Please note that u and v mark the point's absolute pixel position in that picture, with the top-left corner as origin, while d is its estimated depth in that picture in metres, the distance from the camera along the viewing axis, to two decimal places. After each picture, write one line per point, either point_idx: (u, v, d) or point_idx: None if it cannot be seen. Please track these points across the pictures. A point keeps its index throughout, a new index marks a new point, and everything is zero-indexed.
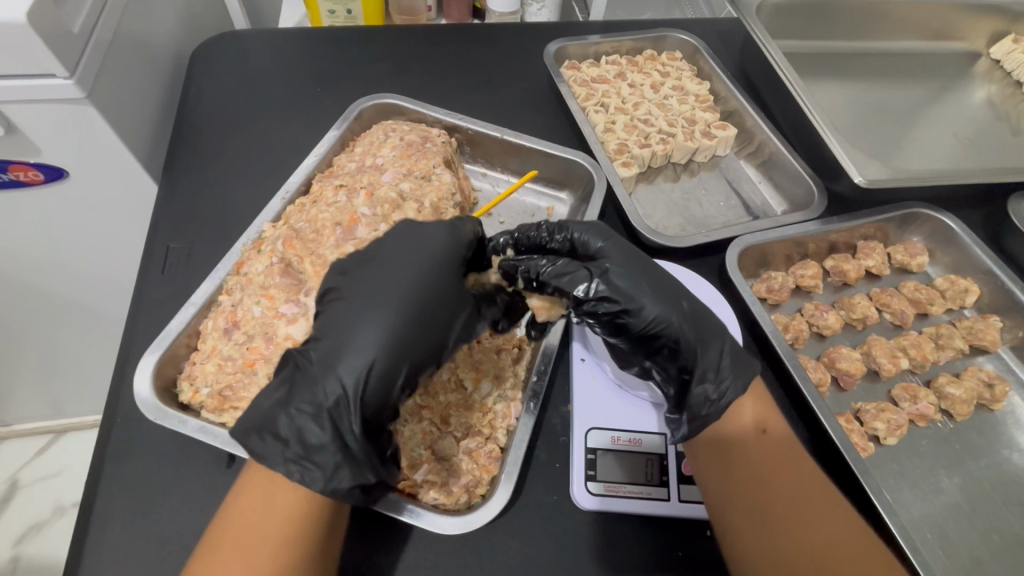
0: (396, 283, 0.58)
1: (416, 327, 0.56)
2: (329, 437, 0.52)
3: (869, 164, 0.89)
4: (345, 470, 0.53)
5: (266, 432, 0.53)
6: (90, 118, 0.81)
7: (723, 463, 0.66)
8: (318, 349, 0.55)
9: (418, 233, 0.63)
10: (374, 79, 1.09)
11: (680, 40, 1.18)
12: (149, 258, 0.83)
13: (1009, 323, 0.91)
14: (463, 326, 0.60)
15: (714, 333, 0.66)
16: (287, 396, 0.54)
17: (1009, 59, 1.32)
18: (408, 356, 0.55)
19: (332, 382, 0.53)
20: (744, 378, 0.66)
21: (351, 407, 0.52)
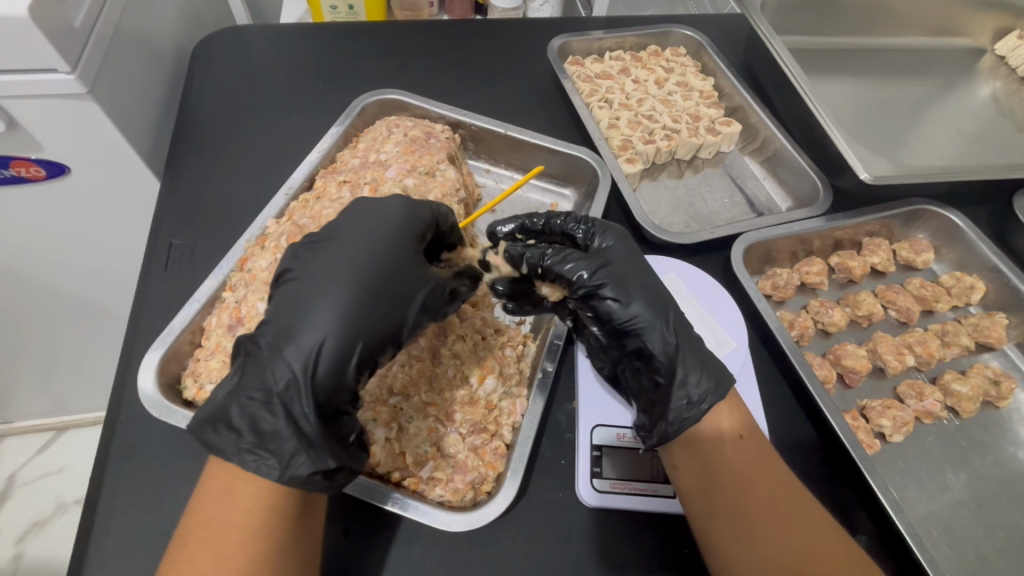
0: (347, 263, 0.57)
1: (369, 304, 0.55)
2: (284, 422, 0.52)
3: (874, 161, 0.89)
4: (304, 455, 0.52)
5: (219, 422, 0.52)
6: (92, 114, 0.80)
7: (702, 472, 0.62)
8: (266, 333, 0.54)
9: (369, 213, 0.62)
10: (377, 75, 1.08)
11: (685, 35, 1.18)
12: (152, 254, 0.83)
13: (1015, 320, 0.90)
14: (419, 305, 0.59)
15: (699, 342, 0.66)
16: (237, 383, 0.53)
17: (1014, 55, 1.31)
18: (362, 335, 0.54)
19: (281, 367, 0.52)
20: (717, 393, 0.63)
21: (302, 391, 0.51)
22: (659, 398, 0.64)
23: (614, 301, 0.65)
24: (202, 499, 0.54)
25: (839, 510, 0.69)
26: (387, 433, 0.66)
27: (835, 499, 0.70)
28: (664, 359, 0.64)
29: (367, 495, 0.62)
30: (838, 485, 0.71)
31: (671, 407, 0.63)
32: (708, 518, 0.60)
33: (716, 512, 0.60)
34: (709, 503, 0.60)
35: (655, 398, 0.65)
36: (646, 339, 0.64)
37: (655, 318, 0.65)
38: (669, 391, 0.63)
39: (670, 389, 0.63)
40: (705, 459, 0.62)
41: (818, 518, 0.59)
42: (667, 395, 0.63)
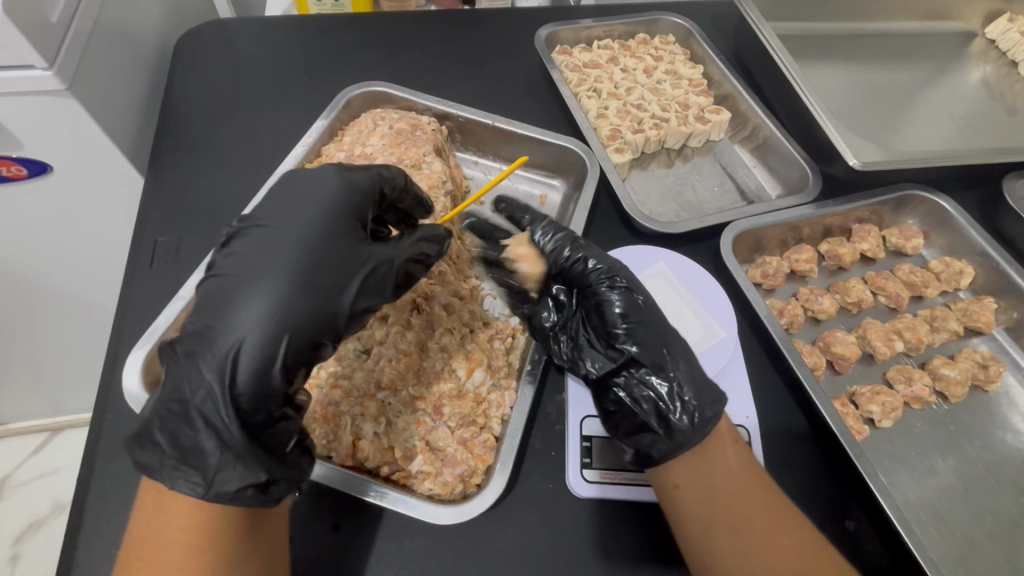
0: (275, 254, 0.56)
1: (298, 298, 0.54)
2: (204, 436, 0.51)
3: (864, 147, 0.89)
4: (230, 470, 0.51)
5: (144, 441, 0.52)
6: (72, 110, 0.79)
7: (700, 486, 0.59)
8: (183, 342, 0.53)
9: (299, 195, 0.61)
10: (363, 67, 1.07)
11: (673, 23, 1.16)
12: (137, 252, 0.82)
13: (1004, 304, 0.90)
14: (356, 290, 0.58)
15: (677, 348, 0.65)
16: (159, 397, 0.53)
17: (1004, 38, 1.31)
18: (289, 330, 0.53)
19: (197, 378, 0.51)
20: (721, 395, 0.63)
21: (218, 402, 0.51)
22: (676, 403, 0.62)
23: (634, 307, 0.67)
24: (142, 517, 0.53)
25: (829, 497, 0.69)
26: (375, 428, 0.66)
27: (823, 486, 0.70)
28: (676, 361, 0.64)
29: (356, 489, 0.62)
30: (826, 470, 0.71)
31: (688, 410, 0.61)
32: (705, 532, 0.58)
33: (714, 527, 0.58)
34: (708, 518, 0.58)
35: (669, 403, 0.62)
36: (660, 341, 0.65)
37: (659, 320, 0.67)
38: (686, 395, 0.62)
39: (685, 394, 0.62)
40: (703, 468, 0.60)
41: (801, 521, 0.59)
42: (682, 399, 0.62)
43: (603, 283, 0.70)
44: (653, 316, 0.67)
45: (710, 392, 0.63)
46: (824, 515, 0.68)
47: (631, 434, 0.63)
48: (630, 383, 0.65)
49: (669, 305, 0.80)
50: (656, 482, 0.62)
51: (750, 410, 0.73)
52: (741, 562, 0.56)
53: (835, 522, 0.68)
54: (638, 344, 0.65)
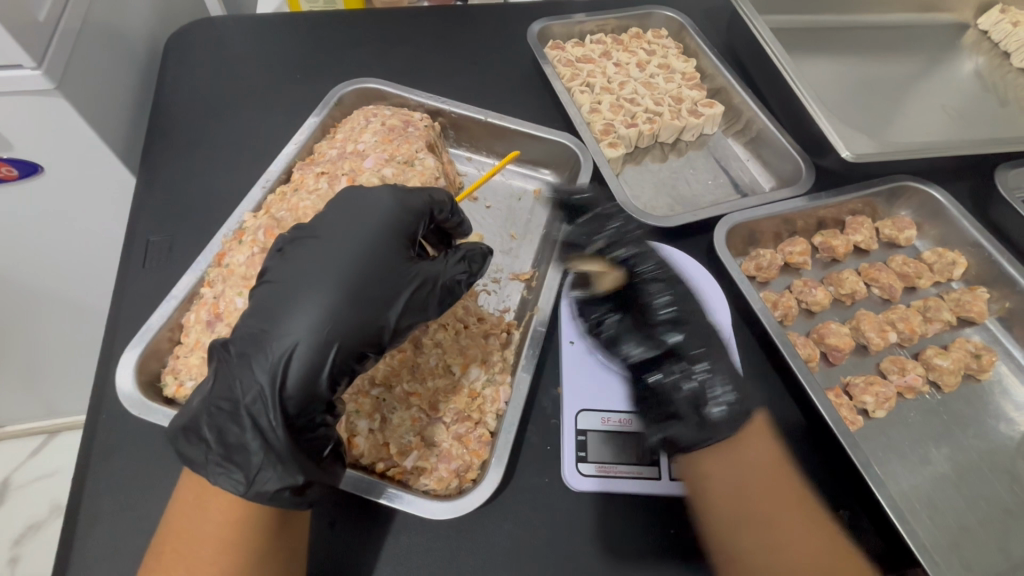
0: (329, 265, 0.59)
1: (347, 310, 0.57)
2: (251, 434, 0.54)
3: (857, 138, 0.90)
4: (270, 471, 0.54)
5: (190, 432, 0.55)
6: (61, 109, 0.79)
7: (729, 477, 0.63)
8: (238, 342, 0.56)
9: (353, 210, 0.64)
10: (354, 64, 1.06)
11: (666, 17, 1.16)
12: (129, 252, 0.82)
13: (996, 293, 0.91)
14: (402, 305, 0.61)
15: (717, 351, 0.70)
16: (209, 392, 0.55)
17: (996, 30, 1.31)
18: (338, 339, 0.56)
19: (248, 379, 0.54)
20: (752, 399, 0.69)
21: (268, 404, 0.54)
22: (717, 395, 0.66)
23: (680, 307, 0.72)
24: (177, 510, 0.57)
25: (825, 489, 0.69)
26: (370, 424, 0.66)
27: (817, 476, 0.70)
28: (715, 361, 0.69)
29: (351, 487, 0.61)
30: (821, 461, 0.72)
31: (721, 403, 0.65)
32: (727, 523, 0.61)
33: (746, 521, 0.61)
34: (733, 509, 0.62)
35: (703, 396, 0.66)
36: (699, 341, 0.70)
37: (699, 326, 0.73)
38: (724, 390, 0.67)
39: (719, 390, 0.66)
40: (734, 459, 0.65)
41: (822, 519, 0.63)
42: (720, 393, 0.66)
43: (653, 279, 0.74)
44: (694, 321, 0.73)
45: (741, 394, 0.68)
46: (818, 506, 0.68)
47: (659, 421, 0.67)
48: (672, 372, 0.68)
49: None
50: (686, 474, 0.66)
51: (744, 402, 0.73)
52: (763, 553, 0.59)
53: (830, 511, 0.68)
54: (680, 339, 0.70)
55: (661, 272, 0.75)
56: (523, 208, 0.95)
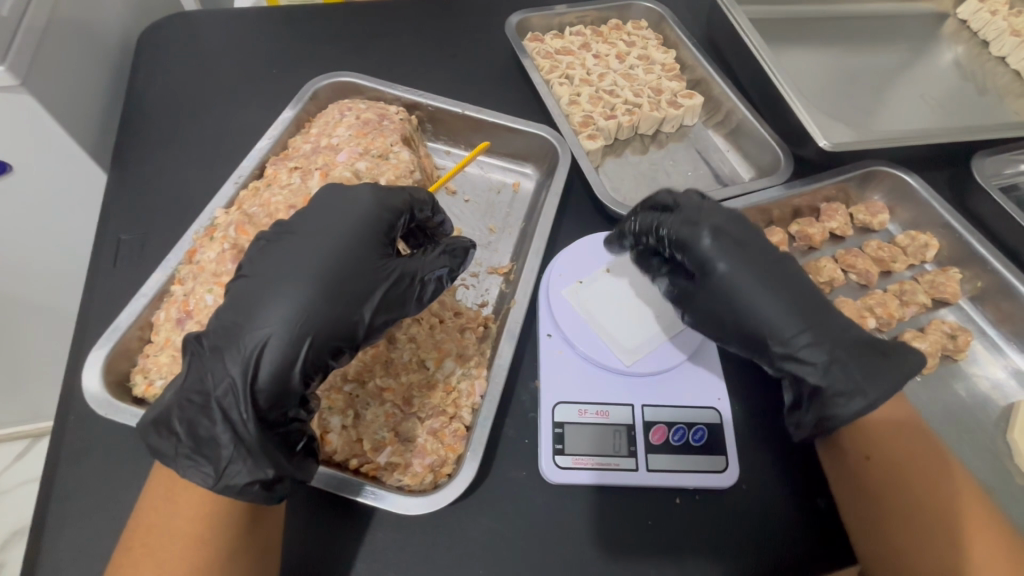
0: (306, 262, 0.58)
1: (323, 305, 0.56)
2: (220, 427, 0.53)
3: (834, 127, 0.90)
4: (240, 464, 0.53)
5: (161, 425, 0.54)
6: (28, 106, 0.77)
7: (872, 500, 0.65)
8: (211, 336, 0.55)
9: (333, 207, 0.63)
10: (331, 58, 1.05)
11: (645, 9, 1.16)
12: (100, 251, 0.80)
13: (968, 274, 0.91)
14: (378, 301, 0.60)
15: (811, 351, 0.64)
16: (180, 385, 0.55)
17: (975, 19, 1.32)
18: (311, 333, 0.55)
19: (220, 371, 0.53)
20: (878, 387, 0.62)
21: (239, 397, 0.53)
22: (821, 375, 0.64)
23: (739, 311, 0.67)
24: (146, 505, 0.56)
25: (801, 478, 0.70)
26: (343, 421, 0.65)
27: (794, 465, 0.71)
28: (812, 327, 0.65)
29: (326, 485, 0.61)
30: (798, 448, 0.72)
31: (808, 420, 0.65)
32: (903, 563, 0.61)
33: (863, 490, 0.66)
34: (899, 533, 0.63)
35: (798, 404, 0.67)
36: (796, 310, 0.66)
37: (796, 275, 0.68)
38: (837, 363, 0.63)
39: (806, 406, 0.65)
40: (862, 481, 0.66)
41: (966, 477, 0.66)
42: (833, 367, 0.63)
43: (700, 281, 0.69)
44: (797, 278, 0.68)
45: (865, 341, 0.65)
46: (792, 492, 0.69)
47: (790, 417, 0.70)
48: (773, 358, 0.67)
49: (640, 290, 0.80)
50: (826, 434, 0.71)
51: (721, 392, 0.74)
52: (933, 544, 0.62)
53: (806, 498, 0.68)
54: (780, 320, 0.65)
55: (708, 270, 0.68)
56: (501, 202, 0.95)
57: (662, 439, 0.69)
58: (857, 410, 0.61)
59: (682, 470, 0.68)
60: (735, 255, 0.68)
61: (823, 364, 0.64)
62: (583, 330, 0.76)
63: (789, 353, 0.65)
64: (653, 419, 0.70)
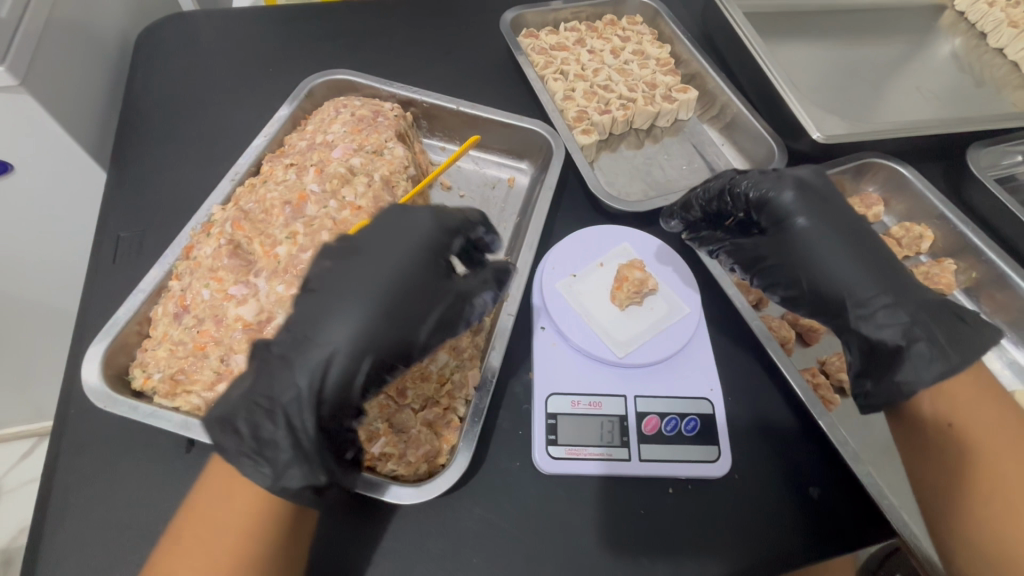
0: (368, 278, 0.58)
1: (382, 323, 0.57)
2: (283, 432, 0.54)
3: (827, 121, 0.93)
4: (296, 469, 0.54)
5: (227, 425, 0.54)
6: (26, 105, 0.78)
7: (948, 496, 0.61)
8: (282, 343, 0.56)
9: (394, 224, 0.62)
10: (327, 56, 1.06)
11: (640, 3, 1.16)
12: (99, 248, 0.81)
13: (963, 264, 0.91)
14: (433, 322, 0.60)
15: (891, 310, 0.63)
16: (246, 390, 0.55)
17: (973, 11, 1.32)
18: (372, 351, 0.56)
19: (288, 381, 0.54)
20: (957, 352, 0.61)
21: (304, 406, 0.54)
22: (897, 334, 0.63)
23: (818, 269, 0.67)
24: (202, 496, 0.58)
25: (792, 466, 0.70)
26: None
27: (785, 455, 0.71)
28: (891, 291, 0.64)
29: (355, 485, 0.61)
30: (791, 437, 0.72)
31: (869, 387, 0.65)
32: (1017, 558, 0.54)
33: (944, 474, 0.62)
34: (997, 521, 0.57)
35: (867, 374, 0.65)
36: (874, 274, 0.65)
37: (877, 246, 0.67)
38: (914, 322, 0.63)
39: (882, 371, 0.64)
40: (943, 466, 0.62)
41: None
42: (912, 327, 0.63)
43: (776, 230, 0.70)
44: (873, 240, 0.68)
45: (944, 305, 0.64)
46: (786, 482, 0.69)
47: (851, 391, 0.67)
48: (847, 322, 0.66)
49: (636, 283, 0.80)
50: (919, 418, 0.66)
51: (713, 383, 0.74)
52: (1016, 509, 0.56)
53: (799, 488, 0.68)
54: (856, 280, 0.65)
55: (788, 220, 0.68)
56: (496, 196, 0.95)
57: (654, 430, 0.70)
58: (934, 376, 0.60)
59: (675, 459, 0.68)
60: (817, 211, 0.68)
61: (903, 326, 0.63)
62: (578, 321, 0.76)
63: (868, 314, 0.64)
64: (646, 409, 0.71)
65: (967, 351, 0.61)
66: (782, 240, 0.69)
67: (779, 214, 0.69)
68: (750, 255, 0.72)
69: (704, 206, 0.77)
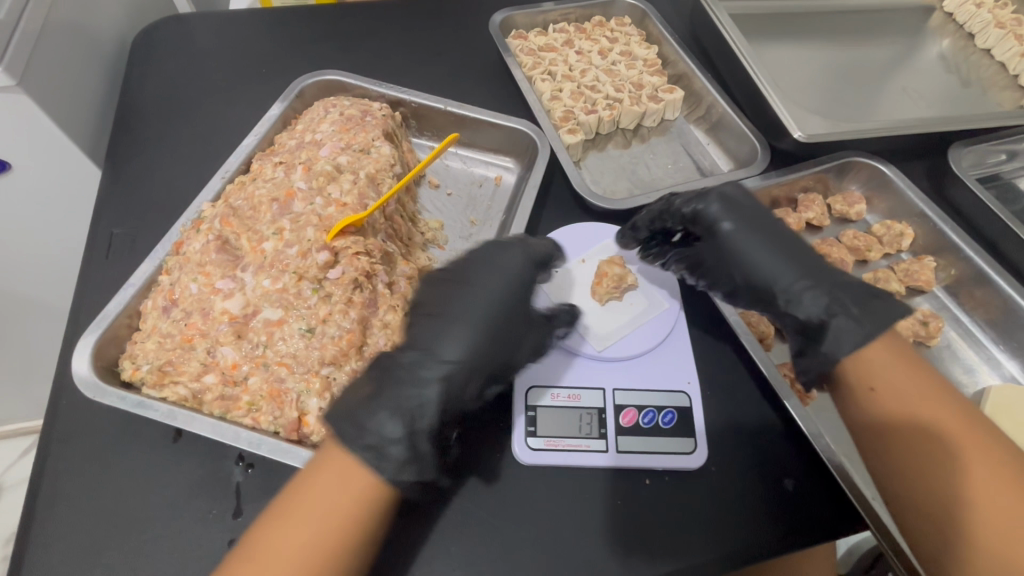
0: (478, 305, 0.66)
1: (490, 345, 0.64)
2: (404, 430, 0.57)
3: (809, 120, 0.94)
4: (408, 468, 0.56)
5: (353, 418, 0.57)
6: (23, 106, 0.80)
7: (897, 470, 0.60)
8: (409, 355, 0.62)
9: (492, 261, 0.70)
10: (320, 57, 1.08)
11: (628, 5, 1.17)
12: (92, 244, 0.83)
13: (942, 262, 0.92)
14: (530, 346, 0.68)
15: (812, 289, 0.68)
16: (373, 392, 0.58)
17: (961, 11, 1.33)
18: (483, 370, 0.63)
19: (417, 387, 0.59)
20: (871, 322, 0.65)
21: (430, 412, 0.58)
22: (820, 311, 0.67)
23: (750, 261, 0.72)
24: (314, 475, 0.56)
25: (768, 458, 0.71)
26: (320, 403, 0.65)
27: (762, 448, 0.72)
28: (811, 275, 0.69)
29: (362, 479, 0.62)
30: (768, 431, 0.73)
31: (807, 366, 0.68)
32: (1003, 534, 0.54)
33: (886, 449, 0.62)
34: (956, 492, 0.57)
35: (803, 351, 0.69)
36: (794, 261, 0.71)
37: (795, 239, 0.73)
38: (832, 300, 0.67)
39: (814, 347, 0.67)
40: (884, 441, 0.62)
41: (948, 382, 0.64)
42: (831, 303, 0.67)
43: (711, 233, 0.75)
44: (791, 233, 0.74)
45: (862, 285, 0.68)
46: (761, 475, 0.70)
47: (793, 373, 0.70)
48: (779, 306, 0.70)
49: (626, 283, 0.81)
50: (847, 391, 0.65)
51: (691, 376, 0.75)
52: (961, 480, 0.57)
53: (775, 481, 0.69)
54: (778, 268, 0.70)
55: (718, 224, 0.74)
56: (483, 195, 0.97)
57: (632, 422, 0.71)
58: (854, 347, 0.64)
59: (652, 451, 0.69)
60: (739, 214, 0.74)
61: (824, 304, 0.67)
62: None
63: (794, 297, 0.69)
64: (624, 402, 0.73)
65: (881, 319, 0.65)
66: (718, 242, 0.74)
67: (708, 220, 0.75)
68: (695, 261, 0.77)
69: (650, 224, 0.80)
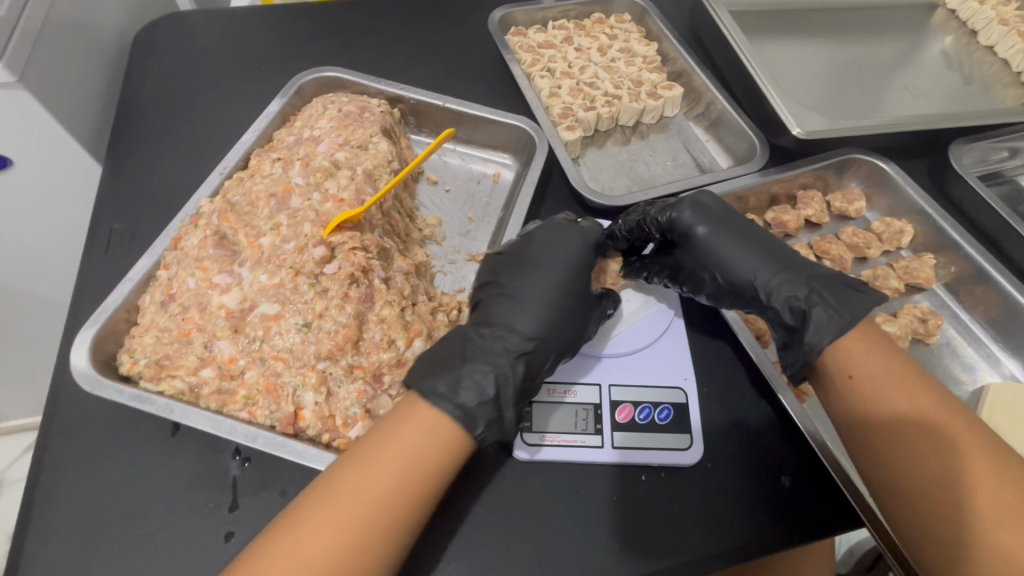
0: (549, 282, 0.69)
1: (563, 318, 0.67)
2: (491, 394, 0.60)
3: (808, 117, 0.94)
4: (491, 430, 0.59)
5: (442, 380, 0.60)
6: (23, 102, 0.80)
7: (885, 461, 0.59)
8: (489, 329, 0.66)
9: (556, 242, 0.72)
10: (319, 54, 1.08)
11: (628, 2, 1.17)
12: (92, 240, 0.84)
13: (942, 259, 0.92)
14: (595, 322, 0.70)
15: (791, 281, 0.69)
16: (460, 360, 0.62)
17: (964, 8, 1.32)
18: (557, 342, 0.66)
19: (498, 356, 0.63)
20: (849, 308, 0.65)
21: (511, 381, 0.61)
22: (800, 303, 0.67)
23: (728, 258, 0.72)
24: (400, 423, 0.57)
25: (764, 454, 0.71)
26: (316, 397, 0.65)
27: (758, 445, 0.72)
28: (786, 268, 0.70)
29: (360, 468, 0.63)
30: (764, 427, 0.73)
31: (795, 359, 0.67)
32: (1004, 525, 0.52)
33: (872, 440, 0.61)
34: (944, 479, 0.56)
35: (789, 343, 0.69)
36: (768, 257, 0.71)
37: (766, 236, 0.74)
38: (808, 291, 0.67)
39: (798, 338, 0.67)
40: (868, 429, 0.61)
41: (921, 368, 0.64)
42: (809, 293, 0.67)
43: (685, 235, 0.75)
44: (760, 230, 0.75)
45: (835, 275, 0.69)
46: (757, 471, 0.70)
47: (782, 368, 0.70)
48: (761, 302, 0.70)
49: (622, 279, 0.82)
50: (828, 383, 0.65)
51: (687, 372, 0.75)
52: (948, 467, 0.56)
53: (771, 477, 0.69)
54: (754, 264, 0.71)
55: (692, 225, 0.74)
56: (481, 191, 0.97)
57: (628, 418, 0.71)
58: (835, 335, 0.64)
59: (647, 447, 0.69)
60: (709, 216, 0.74)
61: (803, 296, 0.67)
62: None
63: (773, 291, 0.69)
64: (620, 398, 0.73)
65: (857, 306, 0.65)
66: (694, 243, 0.74)
67: (681, 223, 0.75)
68: (675, 265, 0.77)
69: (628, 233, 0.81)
